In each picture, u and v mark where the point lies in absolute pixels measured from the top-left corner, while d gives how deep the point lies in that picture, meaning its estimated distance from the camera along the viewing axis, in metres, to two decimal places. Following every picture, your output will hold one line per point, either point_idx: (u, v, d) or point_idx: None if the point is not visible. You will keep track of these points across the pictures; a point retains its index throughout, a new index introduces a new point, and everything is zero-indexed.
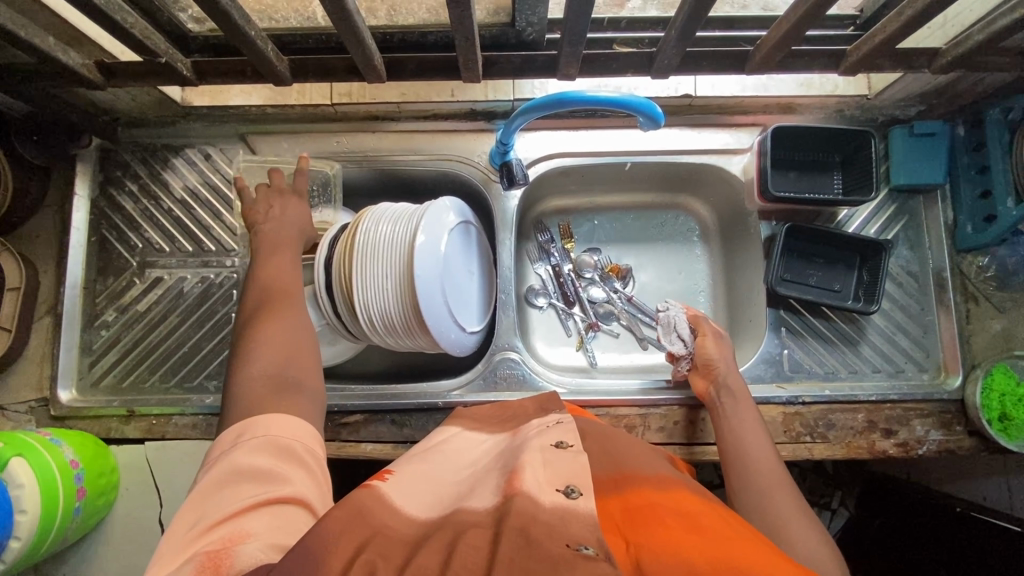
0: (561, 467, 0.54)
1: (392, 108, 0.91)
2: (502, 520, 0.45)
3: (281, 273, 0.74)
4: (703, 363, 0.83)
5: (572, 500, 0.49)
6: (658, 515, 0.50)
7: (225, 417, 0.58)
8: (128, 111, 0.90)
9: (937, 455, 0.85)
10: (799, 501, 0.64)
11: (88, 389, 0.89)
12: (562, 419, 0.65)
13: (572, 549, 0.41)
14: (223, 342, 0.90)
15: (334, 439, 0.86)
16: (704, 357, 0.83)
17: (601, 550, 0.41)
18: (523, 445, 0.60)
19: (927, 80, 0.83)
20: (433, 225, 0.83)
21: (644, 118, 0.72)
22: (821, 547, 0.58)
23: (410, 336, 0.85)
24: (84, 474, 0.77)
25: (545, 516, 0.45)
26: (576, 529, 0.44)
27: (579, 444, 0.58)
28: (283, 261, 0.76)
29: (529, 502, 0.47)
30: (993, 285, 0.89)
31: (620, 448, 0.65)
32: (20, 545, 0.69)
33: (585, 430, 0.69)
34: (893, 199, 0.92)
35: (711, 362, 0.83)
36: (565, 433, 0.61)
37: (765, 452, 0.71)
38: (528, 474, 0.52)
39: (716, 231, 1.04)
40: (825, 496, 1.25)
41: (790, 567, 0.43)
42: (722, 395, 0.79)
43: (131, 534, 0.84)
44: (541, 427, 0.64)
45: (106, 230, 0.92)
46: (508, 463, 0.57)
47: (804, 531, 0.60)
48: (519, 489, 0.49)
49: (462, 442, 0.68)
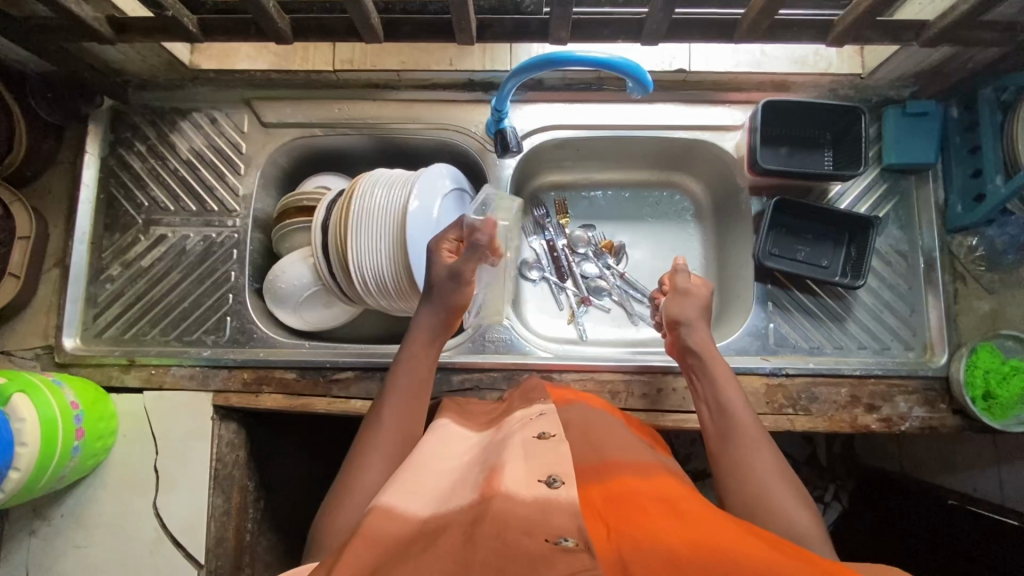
0: (541, 458, 0.55)
1: (392, 76, 0.93)
2: (480, 519, 0.47)
3: (395, 414, 0.68)
4: (673, 316, 0.79)
5: (554, 490, 0.50)
6: (638, 501, 0.52)
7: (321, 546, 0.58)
8: (139, 73, 0.94)
9: (920, 432, 0.85)
10: (775, 452, 0.66)
11: (92, 339, 0.92)
12: (545, 410, 0.66)
13: (551, 543, 0.43)
14: (222, 298, 0.93)
15: (325, 394, 0.88)
16: (679, 311, 0.79)
17: (580, 540, 0.43)
18: (506, 439, 0.61)
19: (919, 59, 0.84)
20: (427, 190, 0.86)
21: (633, 82, 0.74)
22: (810, 518, 0.60)
23: (403, 299, 0.88)
24: (84, 416, 0.80)
25: (523, 510, 0.47)
26: (555, 519, 0.46)
27: (561, 434, 0.59)
28: (401, 390, 0.70)
29: (507, 501, 0.48)
30: (982, 266, 0.89)
31: (600, 435, 0.66)
32: (19, 475, 0.70)
33: (569, 422, 0.69)
34: (885, 178, 0.93)
35: (685, 317, 0.78)
36: (547, 424, 0.61)
37: (741, 407, 0.70)
38: (507, 474, 0.53)
39: (709, 209, 1.06)
40: (820, 489, 1.22)
41: (766, 547, 0.45)
42: (696, 352, 0.76)
43: (127, 479, 0.87)
44: (524, 420, 0.65)
45: (115, 188, 0.96)
46: (493, 459, 0.58)
47: (790, 496, 0.62)
48: (498, 489, 0.50)
49: (455, 429, 0.71)
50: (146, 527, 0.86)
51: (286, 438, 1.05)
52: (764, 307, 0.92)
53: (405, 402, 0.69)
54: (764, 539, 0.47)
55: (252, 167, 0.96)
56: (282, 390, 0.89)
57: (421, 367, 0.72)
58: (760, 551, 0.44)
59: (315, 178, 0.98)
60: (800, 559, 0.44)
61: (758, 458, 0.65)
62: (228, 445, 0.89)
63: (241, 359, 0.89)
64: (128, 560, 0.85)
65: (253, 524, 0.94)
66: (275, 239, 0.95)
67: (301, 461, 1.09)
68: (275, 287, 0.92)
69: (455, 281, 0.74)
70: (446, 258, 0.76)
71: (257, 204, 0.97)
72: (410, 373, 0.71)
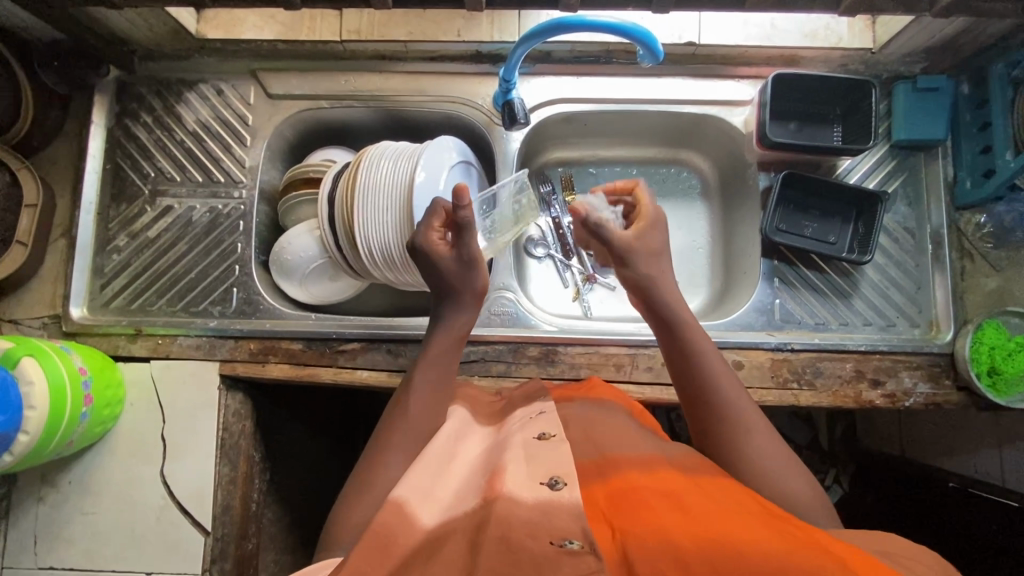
0: (542, 460, 0.54)
1: (399, 47, 0.92)
2: (485, 523, 0.48)
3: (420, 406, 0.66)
4: (636, 283, 0.70)
5: (557, 493, 0.50)
6: (643, 498, 0.51)
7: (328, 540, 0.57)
8: (144, 42, 0.93)
9: (924, 408, 0.85)
10: (772, 429, 0.63)
11: (99, 309, 0.93)
12: (544, 410, 0.65)
13: (556, 545, 0.45)
14: (228, 270, 0.93)
15: (331, 364, 0.89)
16: (639, 274, 0.70)
17: (585, 542, 0.45)
18: (507, 439, 0.60)
19: (931, 32, 0.83)
20: (433, 162, 0.86)
21: (644, 51, 0.74)
22: (811, 495, 0.58)
23: (408, 271, 0.88)
24: (92, 382, 0.81)
25: (527, 514, 0.48)
26: (559, 520, 0.47)
27: (561, 433, 0.57)
28: (424, 381, 0.68)
29: (510, 504, 0.49)
30: (990, 243, 0.89)
31: (604, 427, 0.64)
32: (28, 439, 0.70)
33: (570, 413, 0.68)
34: (894, 155, 0.92)
35: (647, 281, 0.70)
36: (546, 424, 0.60)
37: (720, 371, 0.66)
38: (509, 473, 0.53)
39: (717, 186, 1.06)
40: (821, 473, 1.25)
41: (766, 530, 0.46)
42: (664, 322, 0.69)
43: (134, 447, 0.87)
44: (524, 420, 0.64)
45: (121, 158, 0.95)
46: (493, 456, 0.58)
47: (797, 481, 0.59)
48: (502, 490, 0.51)
49: (466, 412, 0.69)
50: (153, 495, 0.87)
51: (291, 411, 1.06)
52: (771, 285, 0.91)
53: (431, 398, 0.67)
54: (779, 529, 0.46)
55: (258, 139, 0.95)
56: (289, 360, 0.89)
57: (443, 360, 0.70)
58: (758, 538, 0.44)
59: (321, 152, 0.98)
60: (814, 549, 0.43)
61: (759, 440, 0.61)
62: (235, 415, 0.90)
63: (248, 330, 0.90)
64: (135, 527, 0.86)
65: (260, 494, 0.95)
66: (281, 211, 0.95)
67: (305, 434, 1.09)
68: (282, 260, 0.92)
69: (467, 268, 0.71)
70: (437, 243, 0.71)
71: (263, 176, 0.96)
72: (433, 364, 0.69)
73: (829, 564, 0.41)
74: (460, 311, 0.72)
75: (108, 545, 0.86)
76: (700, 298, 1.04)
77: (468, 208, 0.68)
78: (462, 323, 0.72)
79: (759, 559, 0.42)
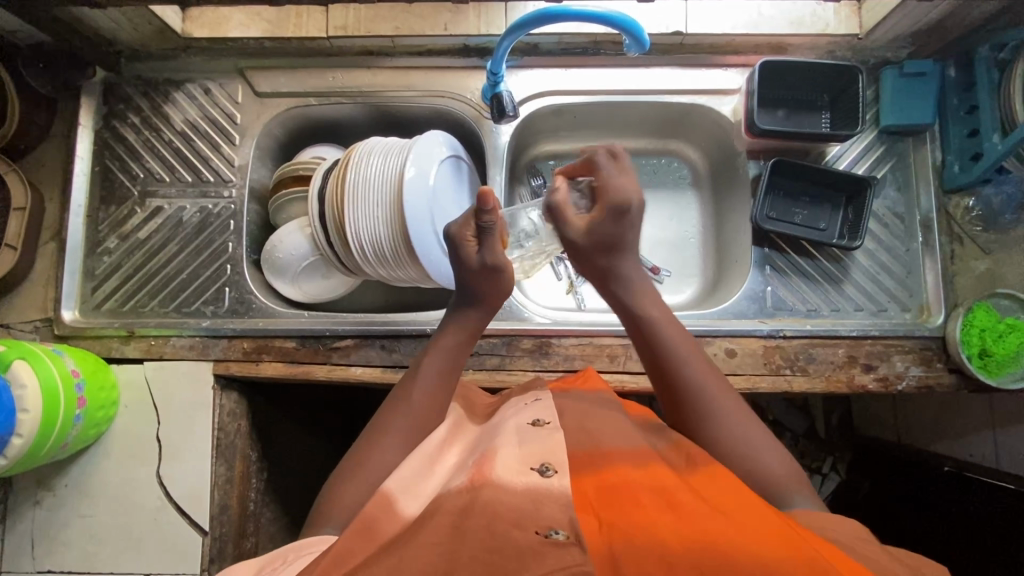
0: (536, 444, 0.55)
1: (386, 42, 0.92)
2: (471, 508, 0.48)
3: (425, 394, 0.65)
4: (596, 271, 0.67)
5: (546, 479, 0.51)
6: (633, 494, 0.51)
7: (315, 517, 0.58)
8: (130, 43, 0.93)
9: (917, 391, 0.86)
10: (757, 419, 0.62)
11: (91, 312, 0.92)
12: (540, 396, 0.66)
13: (541, 535, 0.45)
14: (220, 270, 0.93)
15: (325, 362, 0.89)
16: (597, 265, 0.67)
17: (570, 533, 0.45)
18: (500, 426, 0.60)
19: (915, 17, 0.83)
20: (422, 158, 0.85)
21: (631, 39, 0.74)
22: (796, 479, 0.58)
23: (400, 267, 0.88)
24: (85, 385, 0.80)
25: (517, 504, 0.48)
26: (546, 509, 0.47)
27: (555, 420, 0.59)
28: (429, 373, 0.67)
29: (498, 492, 0.49)
30: (979, 226, 0.90)
31: (598, 419, 0.64)
32: (22, 442, 0.70)
33: (566, 402, 0.68)
34: (882, 140, 0.92)
35: (609, 269, 0.67)
36: (541, 411, 0.61)
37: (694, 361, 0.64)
38: (498, 459, 0.53)
39: (707, 176, 1.06)
40: (818, 460, 1.25)
41: (757, 532, 0.45)
42: (624, 306, 0.67)
43: (129, 448, 0.87)
44: (520, 405, 0.65)
45: (109, 160, 0.95)
46: (485, 443, 0.58)
47: (792, 474, 0.59)
48: (488, 476, 0.51)
49: (460, 410, 0.69)
50: (149, 496, 0.86)
51: (287, 411, 1.06)
52: (763, 274, 0.92)
53: (436, 385, 0.66)
54: (765, 525, 0.46)
55: (247, 137, 0.95)
56: (283, 357, 0.89)
57: (451, 356, 0.68)
58: (748, 540, 0.44)
59: (310, 149, 0.98)
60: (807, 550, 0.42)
61: (751, 435, 0.60)
62: (230, 415, 0.90)
63: (240, 329, 0.90)
64: (132, 529, 0.86)
65: (256, 494, 0.95)
66: (273, 209, 0.95)
67: (302, 434, 1.09)
68: (274, 258, 0.92)
69: (491, 272, 0.67)
70: (472, 249, 0.67)
71: (253, 174, 0.96)
72: (441, 356, 0.68)
73: (820, 564, 0.40)
74: (475, 309, 0.70)
75: (105, 547, 0.86)
76: (693, 288, 1.04)
77: (492, 212, 0.65)
78: (477, 323, 0.70)
79: (747, 557, 0.42)
